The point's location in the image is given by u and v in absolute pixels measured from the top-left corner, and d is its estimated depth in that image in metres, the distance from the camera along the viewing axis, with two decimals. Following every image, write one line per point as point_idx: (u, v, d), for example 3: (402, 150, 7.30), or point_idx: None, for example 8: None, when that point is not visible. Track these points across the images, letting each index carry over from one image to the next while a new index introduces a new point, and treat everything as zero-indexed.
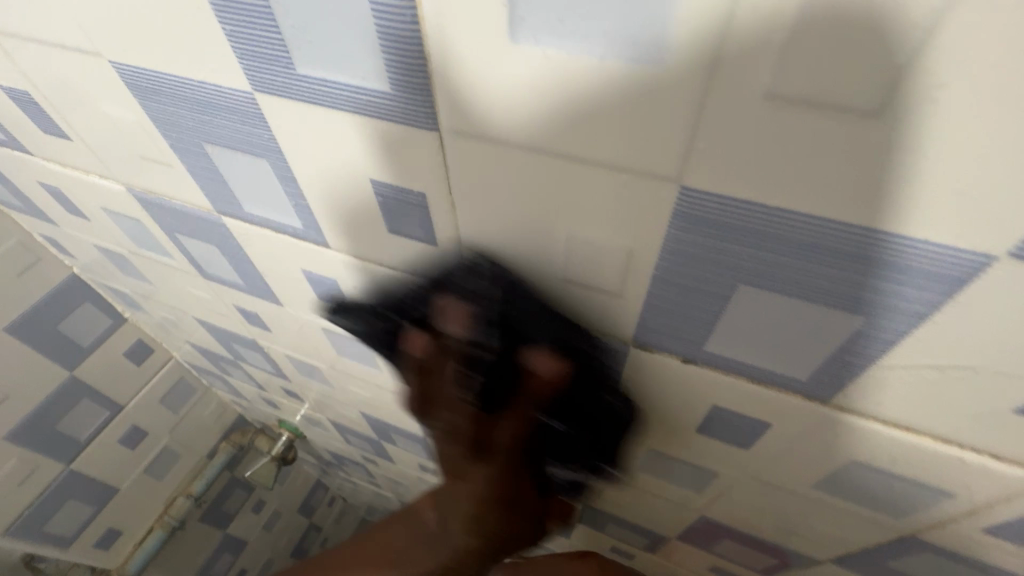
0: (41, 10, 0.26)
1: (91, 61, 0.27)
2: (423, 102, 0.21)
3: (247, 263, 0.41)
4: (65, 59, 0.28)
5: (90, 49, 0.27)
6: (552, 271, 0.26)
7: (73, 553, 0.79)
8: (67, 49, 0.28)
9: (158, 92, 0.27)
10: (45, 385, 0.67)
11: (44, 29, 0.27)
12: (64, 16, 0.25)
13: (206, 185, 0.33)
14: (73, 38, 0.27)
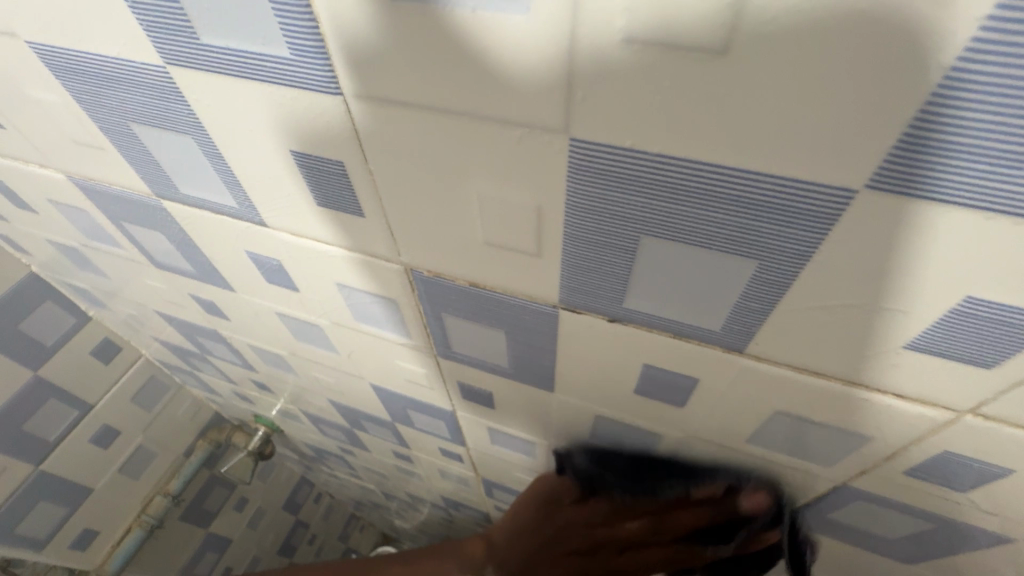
0: None
1: (8, 42, 0.27)
2: (323, 67, 0.21)
3: (195, 248, 0.41)
4: None
5: (5, 30, 0.27)
6: (474, 235, 0.26)
7: (50, 554, 0.79)
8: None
9: (76, 71, 0.27)
10: (9, 386, 0.66)
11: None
12: None
13: (141, 168, 0.33)
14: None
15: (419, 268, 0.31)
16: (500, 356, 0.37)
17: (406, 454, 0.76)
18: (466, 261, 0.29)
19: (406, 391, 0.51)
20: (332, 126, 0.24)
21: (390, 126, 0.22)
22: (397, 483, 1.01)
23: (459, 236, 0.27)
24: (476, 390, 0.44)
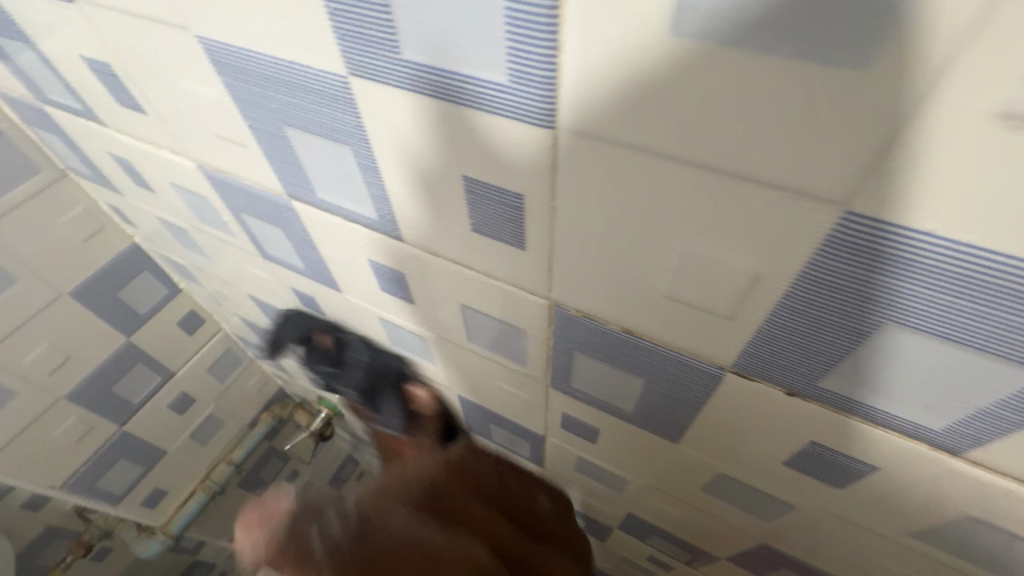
0: None
1: (178, 35, 0.26)
2: (543, 97, 0.19)
3: (311, 247, 0.40)
4: (151, 33, 0.27)
5: (178, 22, 0.25)
6: (655, 285, 0.23)
7: (124, 509, 0.83)
8: (154, 21, 0.26)
9: (244, 69, 0.26)
10: (105, 349, 0.69)
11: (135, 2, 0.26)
12: None
13: (281, 169, 0.32)
14: (161, 11, 0.25)
15: (566, 305, 0.29)
16: (626, 400, 0.34)
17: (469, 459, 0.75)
18: (631, 309, 0.26)
19: (495, 408, 0.49)
20: (525, 156, 0.21)
21: (599, 162, 0.20)
22: None
23: (636, 283, 0.24)
24: (579, 423, 0.41)
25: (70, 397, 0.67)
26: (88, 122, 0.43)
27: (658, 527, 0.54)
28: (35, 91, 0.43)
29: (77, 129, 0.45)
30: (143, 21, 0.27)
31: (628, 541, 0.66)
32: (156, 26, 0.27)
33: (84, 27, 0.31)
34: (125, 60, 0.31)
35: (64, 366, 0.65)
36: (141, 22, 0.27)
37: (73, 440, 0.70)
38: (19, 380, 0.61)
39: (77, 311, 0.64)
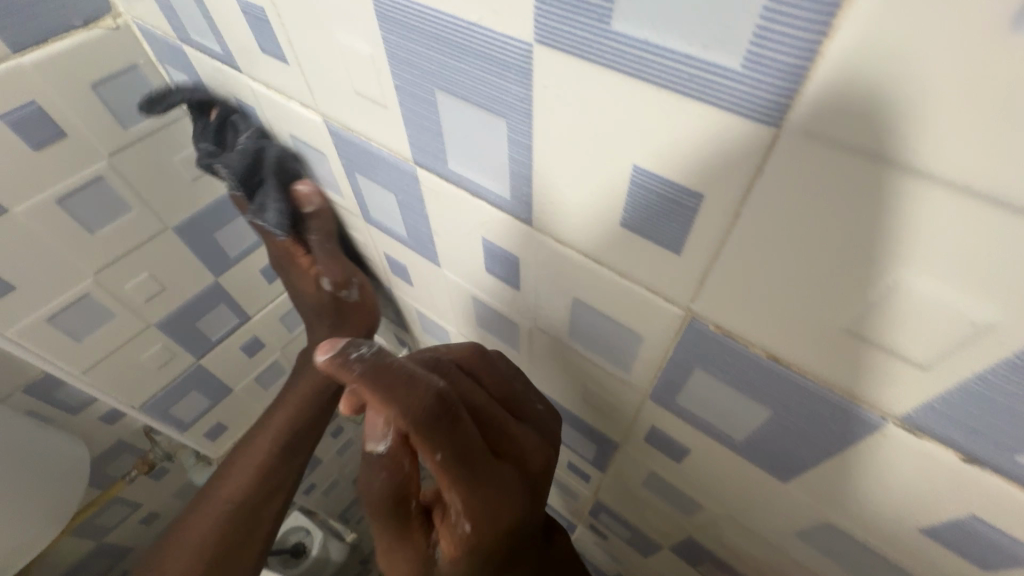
0: None
1: None
2: (778, 93, 0.16)
3: (422, 216, 0.40)
4: None
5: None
6: (835, 315, 0.21)
7: (188, 437, 0.87)
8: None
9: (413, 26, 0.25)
10: (196, 285, 0.72)
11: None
12: None
13: (418, 135, 0.31)
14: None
15: (706, 320, 0.26)
16: (739, 429, 0.32)
17: None
18: (790, 336, 0.23)
19: (573, 407, 0.47)
20: (723, 154, 0.19)
21: (818, 172, 0.17)
22: None
23: (810, 309, 0.22)
24: (669, 439, 0.39)
25: (159, 325, 0.70)
26: (224, 65, 0.43)
27: (719, 557, 0.52)
28: (179, 30, 0.45)
29: (211, 71, 0.46)
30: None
31: (675, 563, 0.64)
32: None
33: None
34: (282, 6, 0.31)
35: (159, 295, 0.68)
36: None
37: (156, 366, 0.73)
38: (120, 302, 0.64)
39: (177, 246, 0.66)
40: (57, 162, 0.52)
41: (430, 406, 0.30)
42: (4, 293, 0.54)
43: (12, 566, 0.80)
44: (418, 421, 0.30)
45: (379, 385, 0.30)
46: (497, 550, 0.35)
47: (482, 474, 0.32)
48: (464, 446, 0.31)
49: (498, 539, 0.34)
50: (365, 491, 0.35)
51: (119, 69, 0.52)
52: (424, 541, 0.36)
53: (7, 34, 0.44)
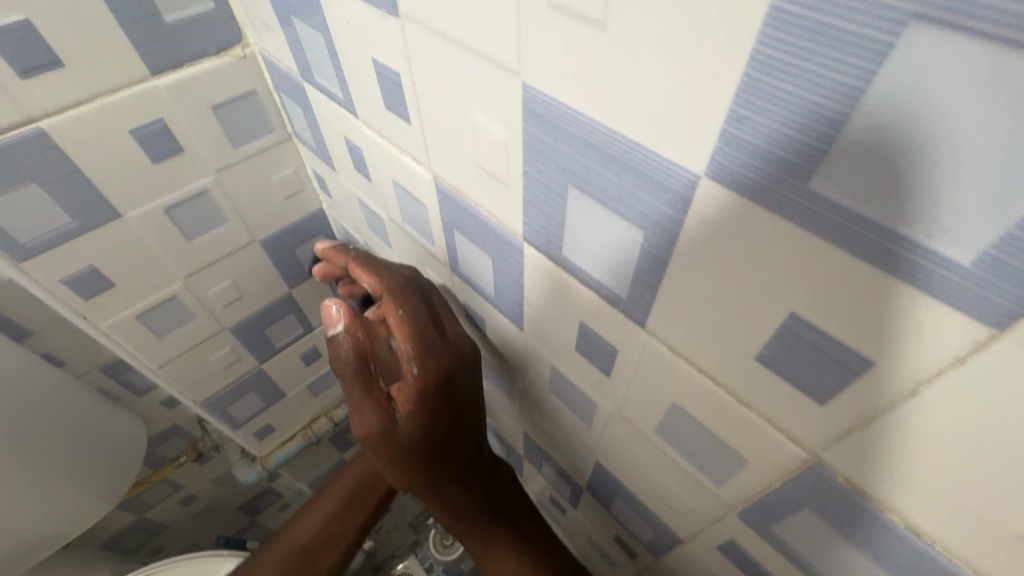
0: (486, 17, 0.24)
1: (502, 76, 0.25)
2: (1014, 296, 0.15)
3: (516, 284, 0.39)
4: (470, 65, 0.27)
5: (511, 66, 0.24)
6: (1008, 509, 0.19)
7: (239, 435, 0.90)
8: (481, 57, 0.26)
9: (563, 127, 0.24)
10: (271, 295, 0.74)
11: (472, 34, 0.25)
12: (509, 32, 0.23)
13: (536, 218, 0.31)
14: (498, 53, 0.24)
15: (833, 469, 0.24)
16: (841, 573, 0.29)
17: (563, 506, 0.72)
18: (941, 509, 0.21)
19: (638, 493, 0.45)
20: (894, 322, 0.18)
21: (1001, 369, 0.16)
22: None
23: (973, 492, 0.20)
24: (749, 556, 0.36)
25: (232, 329, 0.73)
26: (341, 108, 0.45)
27: None
28: (304, 69, 0.46)
29: (326, 109, 0.48)
30: (469, 52, 0.26)
31: None
32: (479, 61, 0.26)
33: (396, 40, 0.31)
34: (422, 77, 0.31)
35: (238, 301, 0.70)
36: (465, 52, 0.26)
37: (223, 366, 0.76)
38: (202, 306, 0.67)
39: (261, 257, 0.69)
40: (170, 174, 0.55)
41: (398, 281, 0.47)
42: (106, 290, 0.57)
43: (64, 535, 0.84)
44: (388, 284, 0.47)
45: (364, 264, 0.50)
46: (439, 412, 0.46)
47: (424, 334, 0.44)
48: (416, 313, 0.45)
49: (436, 394, 0.45)
50: (336, 355, 0.45)
51: (240, 94, 0.55)
52: (387, 402, 0.46)
53: (149, 57, 0.47)
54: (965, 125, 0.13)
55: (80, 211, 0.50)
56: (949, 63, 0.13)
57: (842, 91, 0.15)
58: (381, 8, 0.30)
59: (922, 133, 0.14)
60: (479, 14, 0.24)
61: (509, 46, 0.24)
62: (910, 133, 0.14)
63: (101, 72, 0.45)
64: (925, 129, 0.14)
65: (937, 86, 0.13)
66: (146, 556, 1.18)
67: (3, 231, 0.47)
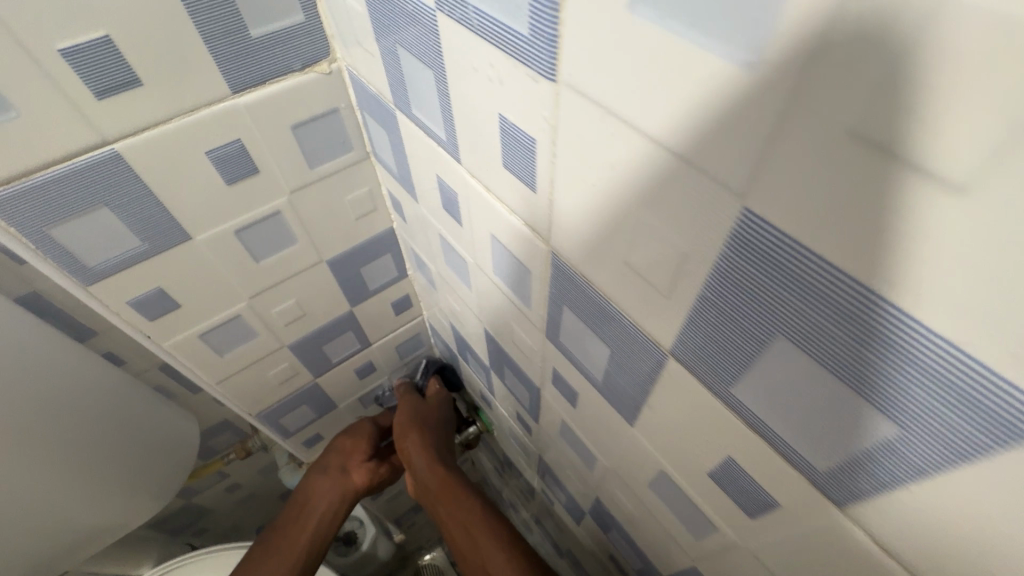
0: (714, 123, 0.17)
1: (713, 192, 0.19)
2: None
3: (640, 387, 0.32)
4: (658, 164, 0.21)
5: (735, 186, 0.18)
6: None
7: (289, 443, 0.88)
8: (679, 160, 0.19)
9: (799, 269, 0.18)
10: (333, 313, 0.71)
11: (676, 131, 0.19)
12: (749, 148, 0.17)
13: (703, 346, 0.24)
14: (715, 165, 0.18)
15: None
16: None
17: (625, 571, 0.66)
18: None
19: None
20: None
21: None
22: (566, 543, 0.95)
23: None
24: None
25: (291, 346, 0.70)
26: (441, 149, 0.39)
27: None
28: (400, 100, 0.41)
29: (420, 143, 0.42)
30: (662, 149, 0.20)
31: None
32: (672, 161, 0.20)
33: (542, 105, 0.25)
34: (573, 152, 0.25)
35: (299, 319, 0.67)
36: (654, 147, 0.20)
37: (279, 381, 0.73)
38: (264, 324, 0.64)
39: (326, 277, 0.65)
40: (244, 197, 0.50)
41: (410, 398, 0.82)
42: (170, 311, 0.54)
43: (120, 531, 0.84)
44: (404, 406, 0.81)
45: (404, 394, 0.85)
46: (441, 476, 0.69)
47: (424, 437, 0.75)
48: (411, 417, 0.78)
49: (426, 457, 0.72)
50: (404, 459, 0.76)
51: (322, 112, 0.50)
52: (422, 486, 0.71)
53: (231, 74, 0.42)
54: (969, 247, 0.13)
55: (150, 234, 0.47)
56: (989, 195, 0.12)
57: (899, 173, 0.13)
58: (529, 67, 0.24)
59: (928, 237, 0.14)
60: (697, 111, 0.18)
61: (745, 160, 0.17)
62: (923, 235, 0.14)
63: (180, 91, 0.41)
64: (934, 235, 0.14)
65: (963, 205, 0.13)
66: (191, 537, 1.20)
67: (72, 254, 0.44)
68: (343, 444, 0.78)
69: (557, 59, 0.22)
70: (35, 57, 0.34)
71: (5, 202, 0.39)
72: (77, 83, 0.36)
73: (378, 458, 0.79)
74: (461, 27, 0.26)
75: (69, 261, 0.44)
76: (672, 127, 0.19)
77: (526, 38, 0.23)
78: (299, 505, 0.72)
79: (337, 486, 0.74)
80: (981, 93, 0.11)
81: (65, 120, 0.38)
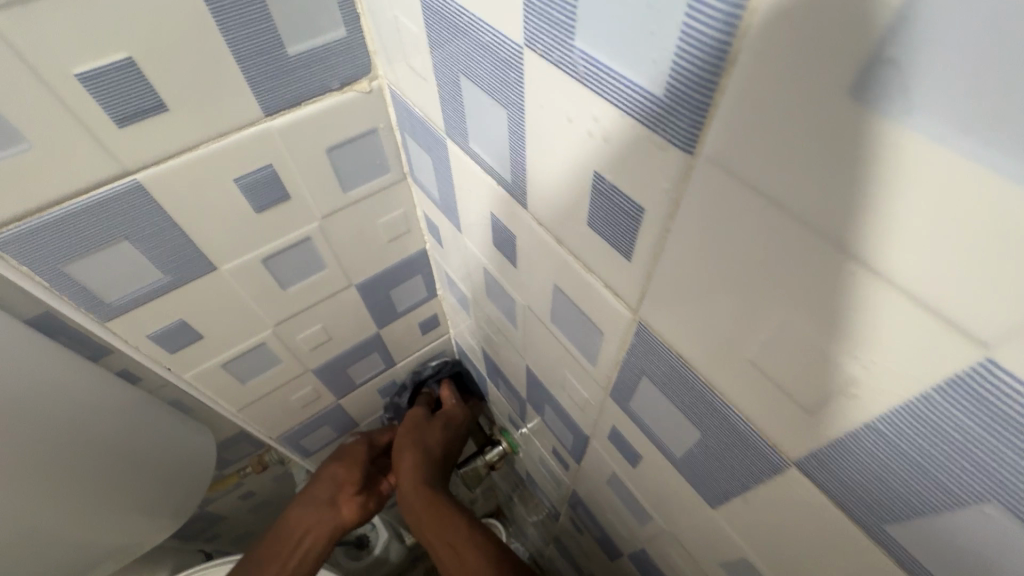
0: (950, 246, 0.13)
1: (929, 325, 0.15)
2: None
3: (737, 481, 0.28)
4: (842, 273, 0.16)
5: (972, 325, 0.14)
6: None
7: (308, 462, 0.85)
8: (874, 271, 0.15)
9: (962, 384, 0.15)
10: (359, 336, 0.67)
11: (867, 232, 0.15)
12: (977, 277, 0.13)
13: (857, 477, 0.20)
14: (943, 294, 0.14)
15: None
16: None
17: None
18: None
19: None
20: None
21: None
22: (591, 569, 0.92)
23: None
24: None
25: (315, 371, 0.66)
26: (503, 189, 0.35)
27: None
28: (455, 130, 0.36)
29: (475, 177, 0.38)
30: (846, 254, 0.16)
31: None
32: (861, 274, 0.16)
33: (664, 175, 0.20)
34: (699, 233, 0.21)
35: (326, 344, 0.63)
36: (832, 251, 0.16)
37: (302, 404, 0.70)
38: (289, 351, 0.60)
39: (355, 301, 0.61)
40: (273, 223, 0.46)
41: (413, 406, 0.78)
42: (192, 343, 0.50)
43: (135, 550, 0.82)
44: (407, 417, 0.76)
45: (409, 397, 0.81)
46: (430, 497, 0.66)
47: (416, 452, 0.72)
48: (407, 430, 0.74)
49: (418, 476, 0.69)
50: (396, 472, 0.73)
51: (360, 133, 0.45)
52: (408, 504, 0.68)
53: (265, 96, 0.38)
54: (925, 192, 0.13)
55: (174, 267, 0.43)
56: (926, 130, 0.12)
57: None
58: (653, 131, 0.20)
59: (883, 182, 0.14)
60: (914, 217, 0.14)
61: (964, 280, 0.13)
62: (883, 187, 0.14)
63: (209, 116, 0.37)
64: (895, 183, 0.14)
65: (899, 144, 0.13)
66: (204, 543, 1.18)
67: (89, 291, 0.40)
68: (336, 471, 0.74)
69: (701, 130, 0.18)
70: (48, 81, 0.30)
71: (17, 239, 0.35)
72: (96, 108, 0.32)
73: (369, 489, 0.75)
74: (560, 72, 0.22)
75: (87, 298, 0.41)
76: (870, 232, 0.15)
77: (661, 101, 0.18)
78: (284, 533, 0.69)
79: (322, 508, 0.71)
80: (930, 83, 0.12)
81: (82, 149, 0.33)
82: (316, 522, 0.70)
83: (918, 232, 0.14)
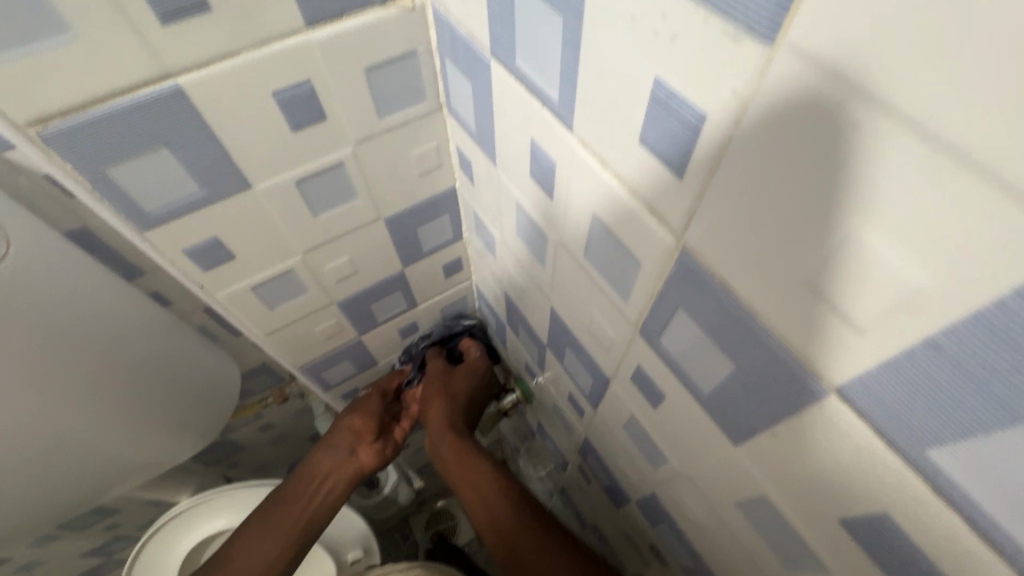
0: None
1: (1002, 218, 0.14)
2: None
3: (768, 413, 0.28)
4: (911, 169, 0.15)
5: None
6: None
7: (328, 395, 0.87)
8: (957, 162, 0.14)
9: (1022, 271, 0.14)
10: (384, 272, 0.67)
11: (947, 112, 0.14)
12: None
13: (905, 398, 0.20)
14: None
15: None
16: None
17: (668, 564, 0.64)
18: None
19: None
20: None
21: None
22: (595, 519, 0.94)
23: None
24: None
25: (340, 304, 0.67)
26: (547, 111, 0.34)
27: None
28: (501, 48, 0.35)
29: (517, 100, 0.37)
30: (929, 142, 0.15)
31: None
32: (942, 165, 0.15)
33: (735, 73, 0.19)
34: (764, 140, 0.20)
35: (353, 277, 0.64)
36: (911, 141, 0.15)
37: (326, 336, 0.71)
38: (316, 280, 0.61)
39: (382, 235, 0.61)
40: (307, 144, 0.46)
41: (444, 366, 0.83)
42: (224, 262, 0.51)
43: (162, 464, 0.86)
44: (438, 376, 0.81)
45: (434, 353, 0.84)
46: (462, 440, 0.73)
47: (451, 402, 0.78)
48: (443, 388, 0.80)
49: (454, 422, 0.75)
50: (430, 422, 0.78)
51: (398, 54, 0.44)
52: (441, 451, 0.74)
53: (306, 4, 0.37)
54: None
55: (211, 180, 0.43)
56: None
57: None
58: (729, 20, 0.18)
59: (958, 47, 0.13)
60: (1008, 82, 0.12)
61: None
62: (942, 47, 0.13)
63: (250, 21, 0.36)
64: (971, 47, 0.13)
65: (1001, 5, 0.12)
66: (226, 469, 1.24)
67: (129, 197, 0.41)
68: (354, 423, 0.78)
69: (783, 15, 0.17)
70: None
71: (61, 136, 0.35)
72: (140, 3, 0.32)
73: (385, 437, 0.81)
74: None
75: (126, 204, 0.41)
76: (949, 110, 0.14)
77: None
78: (302, 478, 0.74)
79: (340, 452, 0.76)
80: None
81: (124, 46, 0.33)
82: (335, 469, 0.75)
83: (995, 98, 0.13)
